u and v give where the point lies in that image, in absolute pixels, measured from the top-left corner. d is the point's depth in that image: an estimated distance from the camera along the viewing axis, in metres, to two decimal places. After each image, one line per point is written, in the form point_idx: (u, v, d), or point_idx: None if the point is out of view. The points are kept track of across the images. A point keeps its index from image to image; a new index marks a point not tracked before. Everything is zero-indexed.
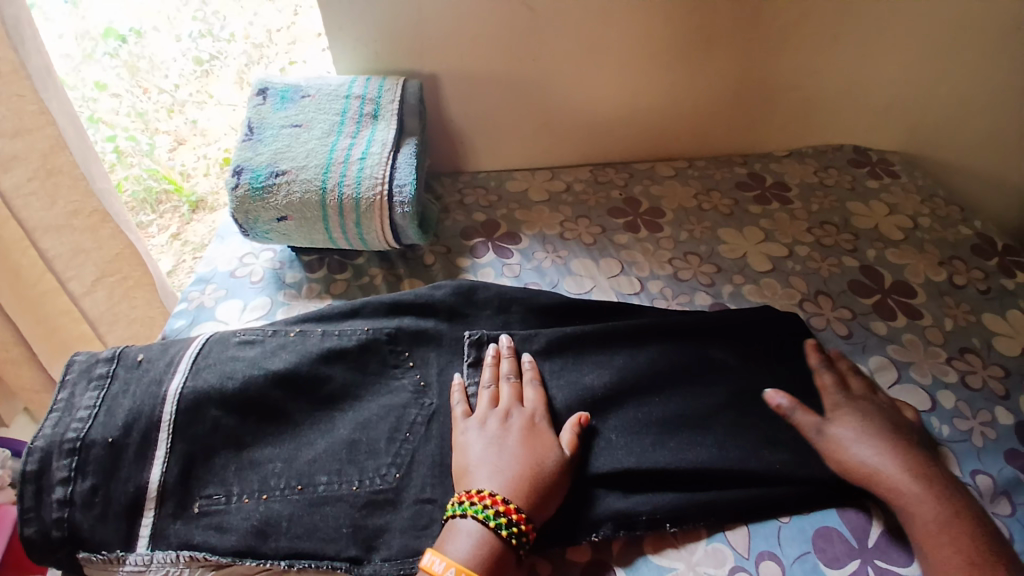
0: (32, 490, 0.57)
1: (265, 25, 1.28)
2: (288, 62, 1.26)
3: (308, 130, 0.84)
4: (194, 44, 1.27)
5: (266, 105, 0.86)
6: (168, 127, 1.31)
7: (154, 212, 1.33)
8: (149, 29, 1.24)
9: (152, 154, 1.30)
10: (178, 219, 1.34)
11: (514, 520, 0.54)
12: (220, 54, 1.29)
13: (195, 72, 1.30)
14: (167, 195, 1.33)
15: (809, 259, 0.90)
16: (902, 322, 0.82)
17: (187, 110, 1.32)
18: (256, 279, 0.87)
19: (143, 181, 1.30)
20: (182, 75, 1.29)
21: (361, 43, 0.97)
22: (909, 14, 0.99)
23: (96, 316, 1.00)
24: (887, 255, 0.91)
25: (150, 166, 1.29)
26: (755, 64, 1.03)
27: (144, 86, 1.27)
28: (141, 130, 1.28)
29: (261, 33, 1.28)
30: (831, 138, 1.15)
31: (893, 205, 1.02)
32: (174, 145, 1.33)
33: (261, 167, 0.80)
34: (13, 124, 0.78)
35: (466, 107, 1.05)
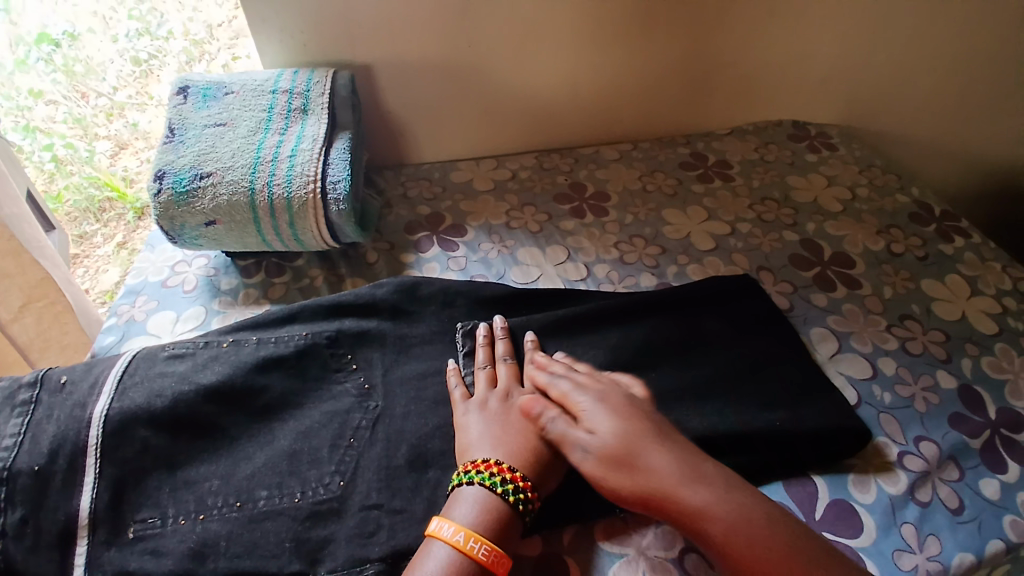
0: None
1: (206, 21, 1.22)
2: (232, 57, 1.21)
3: (233, 129, 0.80)
4: (132, 44, 1.21)
5: (188, 105, 0.82)
6: (108, 131, 1.25)
7: (98, 220, 1.25)
8: (84, 31, 1.19)
9: (92, 160, 1.24)
10: (123, 227, 1.26)
11: (520, 487, 0.55)
12: (159, 53, 1.23)
13: (135, 73, 1.24)
14: (111, 203, 1.25)
15: (751, 235, 0.91)
16: (842, 292, 0.83)
17: (127, 112, 1.25)
18: (189, 287, 0.84)
19: (84, 191, 1.23)
20: (121, 77, 1.23)
21: (287, 35, 0.93)
22: None
23: (26, 343, 0.92)
24: (826, 227, 0.93)
25: (91, 173, 1.22)
26: (694, 42, 1.03)
27: (82, 90, 1.22)
28: (80, 136, 1.23)
29: (202, 29, 1.22)
30: (770, 114, 1.16)
31: (831, 177, 1.03)
32: (115, 151, 1.26)
33: (184, 171, 0.76)
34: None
35: (404, 98, 1.03)
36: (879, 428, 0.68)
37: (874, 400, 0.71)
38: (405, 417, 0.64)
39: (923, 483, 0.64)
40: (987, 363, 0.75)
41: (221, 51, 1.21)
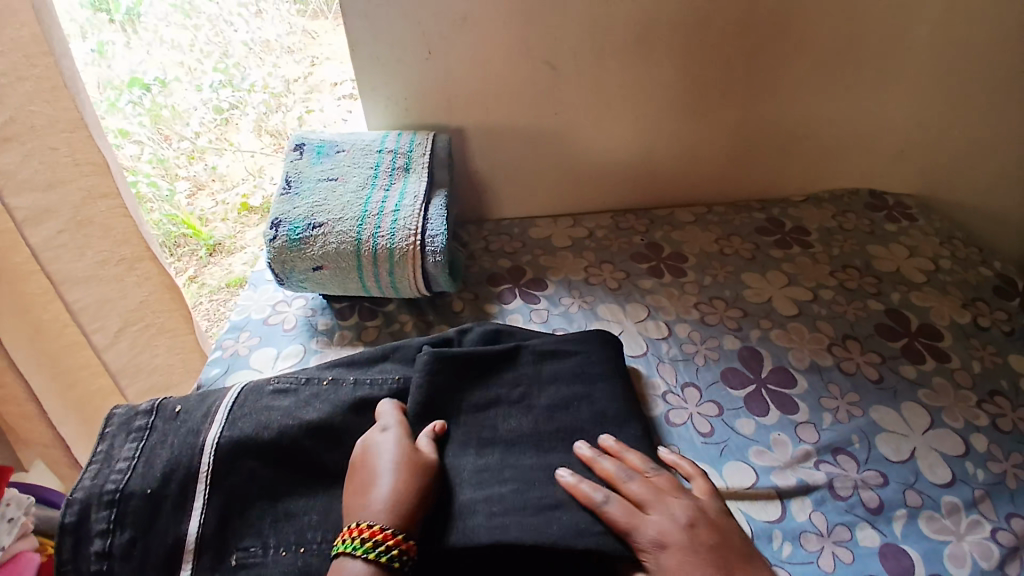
0: (71, 542, 0.58)
1: (284, 77, 1.50)
2: (307, 110, 1.46)
3: (343, 184, 0.87)
4: (215, 94, 1.47)
5: (304, 160, 0.90)
6: (188, 172, 1.45)
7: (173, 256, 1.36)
8: (172, 79, 1.45)
9: (171, 199, 1.39)
10: (196, 262, 1.37)
11: (391, 544, 0.53)
12: (240, 103, 1.49)
13: (215, 120, 1.48)
14: (185, 239, 1.38)
15: (834, 303, 0.91)
16: (930, 365, 0.82)
17: (207, 156, 1.47)
18: (289, 326, 0.89)
19: (163, 227, 1.35)
20: (203, 123, 1.46)
21: (392, 99, 1.02)
22: (920, 65, 1.02)
23: (118, 368, 0.95)
24: (910, 297, 0.92)
25: (170, 212, 1.36)
26: (775, 112, 1.07)
27: (165, 133, 1.43)
28: (161, 176, 1.41)
29: (280, 84, 1.50)
30: (846, 183, 1.17)
31: (912, 248, 1.03)
32: (192, 191, 1.44)
33: (298, 220, 0.83)
34: (48, 176, 0.77)
35: (491, 158, 1.09)
36: (972, 505, 0.68)
37: (967, 478, 0.70)
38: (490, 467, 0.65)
39: (1012, 559, 0.64)
40: None
41: (297, 104, 1.48)
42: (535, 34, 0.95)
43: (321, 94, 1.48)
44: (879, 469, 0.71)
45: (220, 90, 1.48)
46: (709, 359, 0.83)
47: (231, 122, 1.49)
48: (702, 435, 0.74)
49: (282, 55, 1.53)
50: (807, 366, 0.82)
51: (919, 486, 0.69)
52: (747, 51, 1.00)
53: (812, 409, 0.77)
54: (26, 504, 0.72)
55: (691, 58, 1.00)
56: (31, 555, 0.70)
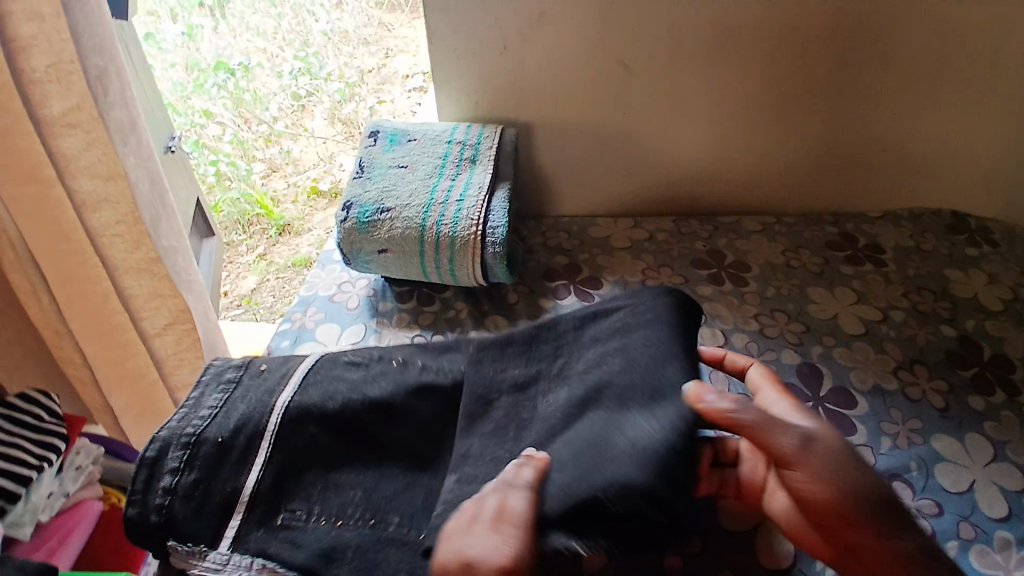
0: (145, 474, 0.63)
1: (360, 68, 1.59)
2: (378, 101, 1.56)
3: (412, 172, 0.90)
4: (293, 81, 1.54)
5: (377, 147, 0.93)
6: (265, 155, 1.53)
7: (245, 232, 1.43)
8: (254, 64, 1.53)
9: (248, 179, 1.48)
10: (266, 240, 1.42)
11: None
12: (316, 90, 1.55)
13: (293, 106, 1.55)
14: (259, 218, 1.44)
15: (904, 325, 0.87)
16: (1001, 398, 0.78)
17: (283, 141, 1.55)
18: (351, 306, 0.93)
19: (238, 205, 1.43)
20: (281, 109, 1.54)
21: (463, 92, 1.04)
22: (1019, 79, 0.96)
23: None
24: (987, 327, 0.87)
25: (246, 191, 1.44)
26: (855, 122, 1.02)
27: (246, 117, 1.52)
28: (240, 157, 1.50)
29: (355, 74, 1.58)
30: (927, 202, 1.11)
31: (994, 274, 0.97)
32: (267, 173, 1.53)
33: (369, 204, 0.87)
34: (107, 168, 0.68)
35: (555, 155, 1.10)
36: None
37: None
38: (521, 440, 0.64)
39: None
40: None
41: (369, 94, 1.57)
42: (609, 31, 0.95)
43: (393, 86, 1.59)
44: (935, 499, 0.68)
45: (297, 77, 1.54)
46: None
47: (307, 108, 1.56)
48: None
49: (359, 45, 1.60)
50: (869, 388, 0.79)
51: (974, 519, 0.66)
52: (830, 54, 0.96)
53: (870, 432, 0.74)
54: (94, 453, 0.69)
55: (769, 63, 0.97)
56: (94, 504, 0.67)
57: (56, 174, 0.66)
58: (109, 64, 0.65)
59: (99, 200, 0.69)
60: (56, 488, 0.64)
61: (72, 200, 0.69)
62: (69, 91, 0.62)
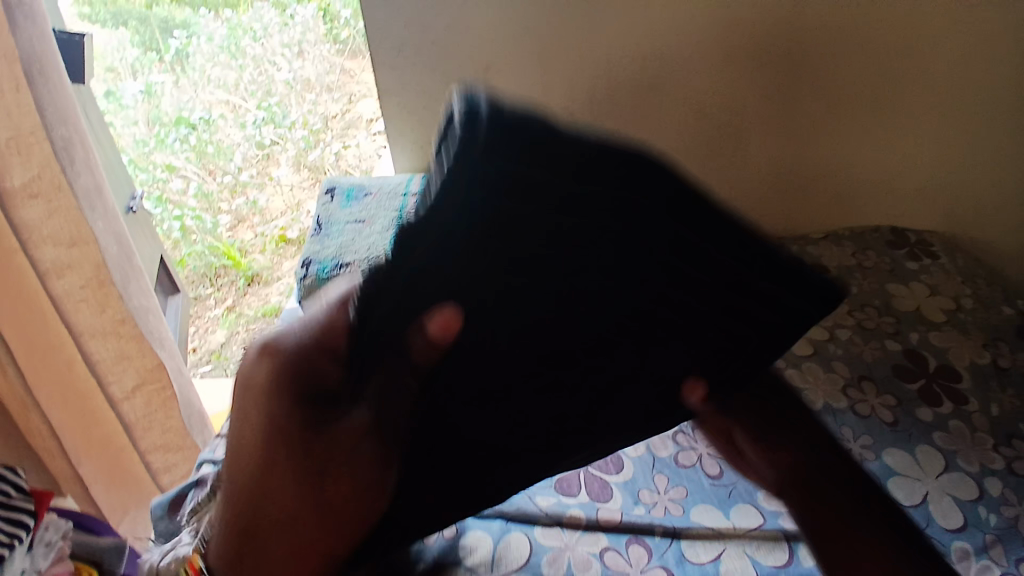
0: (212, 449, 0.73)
1: (324, 113, 1.53)
2: (343, 146, 1.53)
3: (370, 225, 0.92)
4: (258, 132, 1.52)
5: (334, 204, 0.96)
6: (230, 207, 1.53)
7: (212, 285, 1.49)
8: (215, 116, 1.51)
9: (214, 231, 1.51)
10: (233, 291, 1.49)
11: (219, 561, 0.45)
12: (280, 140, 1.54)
13: (257, 156, 1.53)
14: (225, 269, 1.49)
15: (851, 343, 0.91)
16: (947, 408, 0.81)
17: (249, 191, 1.54)
18: None
19: (206, 257, 1.49)
20: (246, 159, 1.53)
21: (417, 145, 1.08)
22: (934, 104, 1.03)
23: None
24: (930, 338, 0.92)
25: (212, 243, 1.49)
26: (789, 152, 1.08)
27: (210, 169, 1.52)
28: (206, 210, 1.51)
29: (319, 120, 1.53)
30: (866, 221, 1.16)
31: (934, 287, 1.02)
32: (233, 223, 1.53)
33: (327, 259, 0.88)
34: (69, 233, 0.71)
35: None
36: (983, 551, 0.67)
37: (978, 522, 0.70)
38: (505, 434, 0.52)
39: None
40: None
41: (334, 140, 1.53)
42: (551, 81, 1.00)
43: (358, 131, 1.52)
44: None
45: (262, 127, 1.52)
46: None
47: (271, 156, 1.54)
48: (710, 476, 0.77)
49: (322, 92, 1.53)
50: (820, 408, 0.82)
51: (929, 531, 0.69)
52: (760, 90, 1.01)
53: None
54: (63, 528, 0.73)
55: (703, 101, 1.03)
56: None
57: (18, 244, 0.69)
58: (73, 134, 0.70)
59: (63, 266, 0.72)
60: (28, 565, 0.67)
61: (37, 267, 0.71)
62: (30, 162, 0.64)
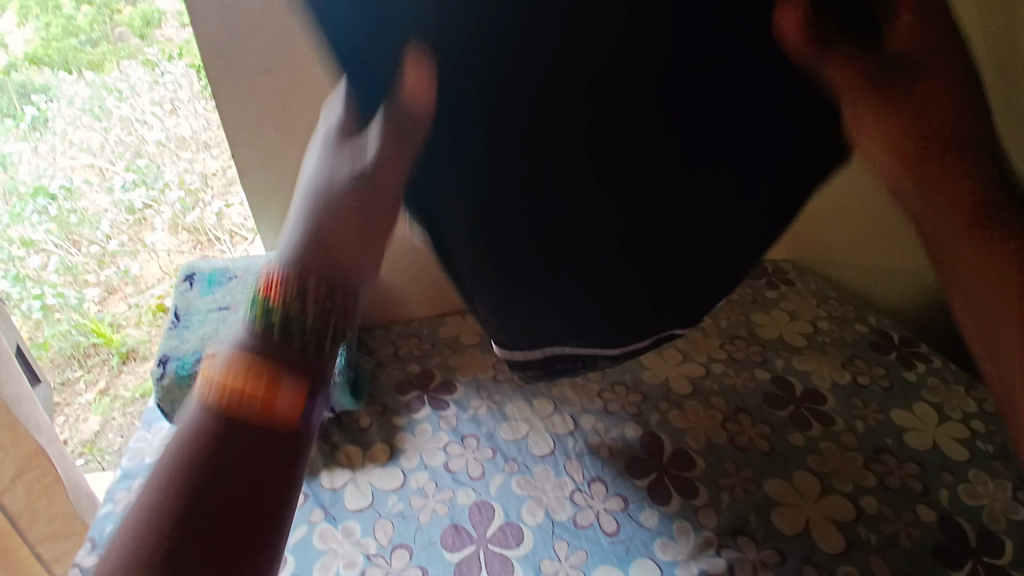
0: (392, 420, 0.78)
1: (200, 171, 1.38)
2: (225, 203, 1.36)
3: (235, 311, 0.86)
4: (126, 195, 1.37)
5: (193, 291, 0.89)
6: (98, 278, 1.34)
7: (82, 366, 1.27)
8: (79, 183, 1.37)
9: (80, 307, 1.30)
10: (107, 371, 1.27)
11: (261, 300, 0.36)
12: (152, 203, 1.38)
13: (128, 220, 1.37)
14: (96, 348, 1.28)
15: (724, 376, 0.97)
16: (817, 430, 0.88)
17: (119, 260, 1.35)
18: None
19: (71, 337, 1.28)
20: (114, 225, 1.36)
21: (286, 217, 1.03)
22: None
23: None
24: (793, 362, 0.99)
25: (78, 320, 1.28)
26: None
27: (74, 239, 1.34)
28: (69, 284, 1.31)
29: (196, 178, 1.38)
30: None
31: (793, 311, 1.11)
32: (104, 296, 1.33)
33: (188, 354, 0.81)
34: None
35: (392, 264, 1.11)
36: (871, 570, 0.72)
37: (862, 543, 0.75)
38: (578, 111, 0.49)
39: None
40: (963, 490, 0.79)
41: (215, 198, 1.37)
42: None
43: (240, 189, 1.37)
44: (777, 547, 0.74)
45: (131, 189, 1.38)
46: (614, 450, 0.86)
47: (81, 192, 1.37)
48: (608, 534, 0.76)
49: (199, 150, 1.40)
50: (703, 447, 0.86)
51: (816, 559, 0.73)
52: None
53: (710, 492, 0.80)
54: None
55: None
56: None
57: None
58: None
59: None
60: None
61: None
62: None
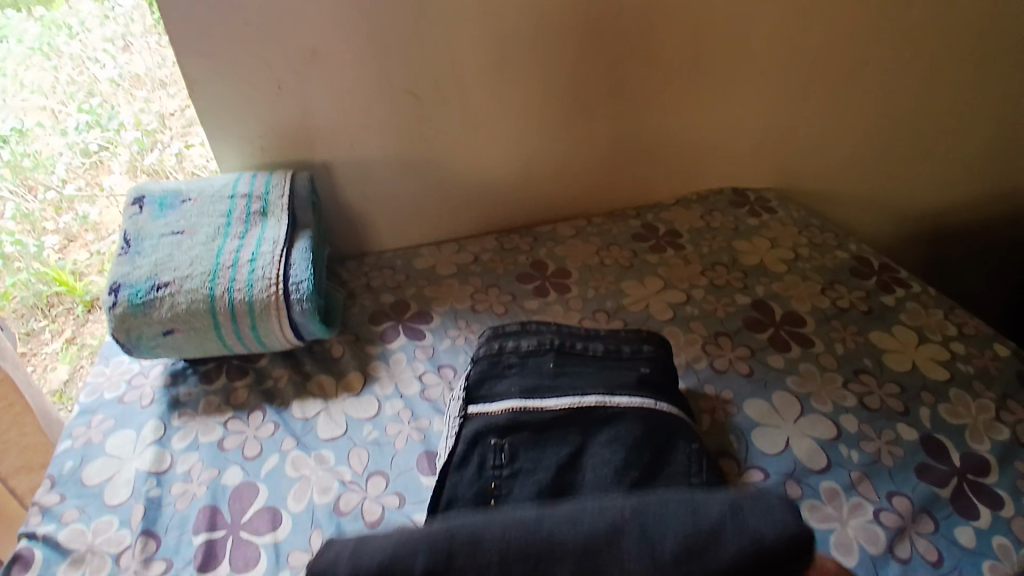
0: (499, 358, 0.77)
1: (158, 111, 1.18)
2: (186, 145, 1.16)
3: (191, 237, 0.81)
4: (81, 137, 1.18)
5: (144, 215, 0.82)
6: (57, 225, 1.19)
7: (46, 317, 1.16)
8: (32, 125, 1.17)
9: (41, 255, 1.16)
10: (74, 320, 1.16)
11: None
12: (109, 145, 1.18)
13: (85, 165, 1.19)
14: (60, 296, 1.16)
15: (705, 302, 0.95)
16: (797, 353, 0.87)
17: (77, 205, 1.20)
18: (147, 401, 0.82)
19: (32, 287, 1.14)
20: (70, 169, 1.19)
21: (245, 139, 0.96)
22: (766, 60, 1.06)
23: None
24: (773, 288, 0.98)
25: (39, 268, 1.15)
26: (630, 124, 1.09)
27: (29, 184, 1.18)
28: (27, 231, 1.17)
29: (153, 119, 1.17)
30: (713, 183, 1.21)
31: (774, 239, 1.09)
32: (64, 244, 1.19)
33: (141, 282, 0.76)
34: None
35: (362, 191, 1.05)
36: (852, 489, 0.72)
37: (845, 460, 0.75)
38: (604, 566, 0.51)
39: (899, 540, 0.67)
40: (943, 409, 0.80)
41: (174, 140, 1.16)
42: (392, 64, 0.93)
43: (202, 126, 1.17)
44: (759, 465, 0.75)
45: (86, 131, 1.17)
46: None
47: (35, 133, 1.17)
48: None
49: (155, 89, 1.18)
50: (683, 372, 0.85)
51: (798, 475, 0.73)
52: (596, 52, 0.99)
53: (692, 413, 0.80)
54: None
55: (547, 63, 0.99)
56: None
57: None
58: None
59: None
60: None
61: None
62: None
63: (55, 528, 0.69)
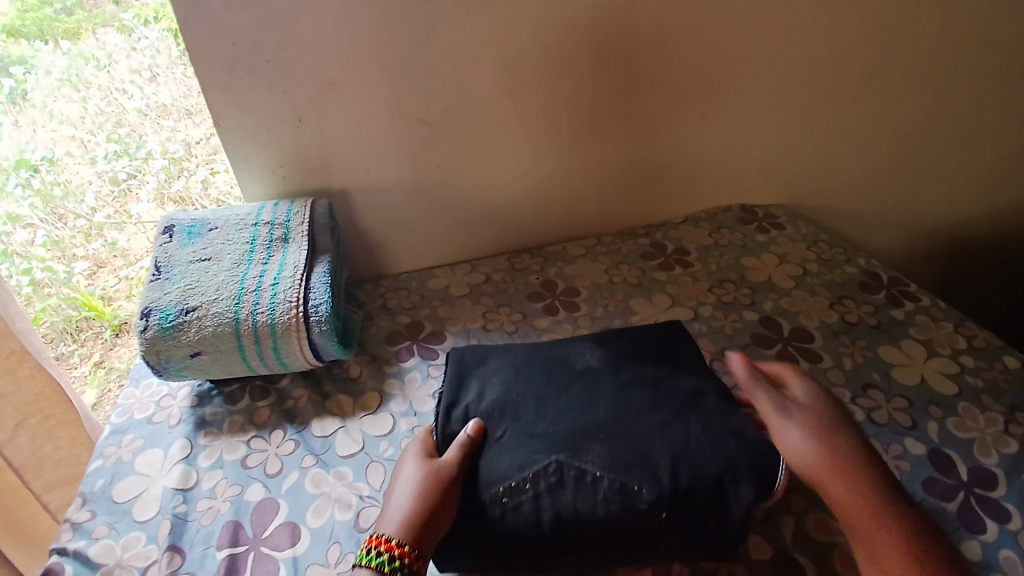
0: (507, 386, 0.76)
1: (183, 139, 1.21)
2: (209, 172, 1.21)
3: (217, 263, 0.85)
4: (109, 165, 1.19)
5: (174, 243, 0.87)
6: (86, 251, 1.23)
7: (75, 341, 1.22)
8: (62, 155, 1.14)
9: (70, 281, 1.21)
10: (101, 346, 1.24)
11: (395, 554, 0.61)
12: (137, 174, 1.21)
13: (113, 192, 1.22)
14: (88, 322, 1.23)
15: (712, 318, 0.97)
16: (805, 368, 0.88)
17: (106, 232, 1.24)
18: (175, 422, 0.85)
19: (61, 312, 1.20)
20: (99, 197, 1.21)
21: (268, 167, 1.01)
22: (772, 80, 1.08)
23: (21, 463, 0.87)
24: (781, 304, 0.99)
25: (69, 293, 1.20)
26: (638, 143, 1.11)
27: (58, 213, 1.18)
28: (58, 259, 1.19)
29: (179, 147, 1.20)
30: (721, 200, 1.23)
31: (782, 255, 1.10)
32: (93, 270, 1.25)
33: (171, 306, 0.80)
34: None
35: (379, 214, 1.09)
36: None
37: None
38: (641, 383, 0.72)
39: None
40: (953, 423, 0.81)
41: (199, 166, 1.21)
42: (406, 94, 0.98)
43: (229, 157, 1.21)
44: None
45: (113, 160, 1.19)
46: None
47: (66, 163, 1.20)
48: None
49: (180, 118, 1.20)
50: None
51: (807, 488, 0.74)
52: (604, 76, 1.02)
53: None
54: None
55: (557, 87, 1.02)
56: None
57: None
58: None
59: None
60: None
61: None
62: None
63: (86, 544, 0.73)
